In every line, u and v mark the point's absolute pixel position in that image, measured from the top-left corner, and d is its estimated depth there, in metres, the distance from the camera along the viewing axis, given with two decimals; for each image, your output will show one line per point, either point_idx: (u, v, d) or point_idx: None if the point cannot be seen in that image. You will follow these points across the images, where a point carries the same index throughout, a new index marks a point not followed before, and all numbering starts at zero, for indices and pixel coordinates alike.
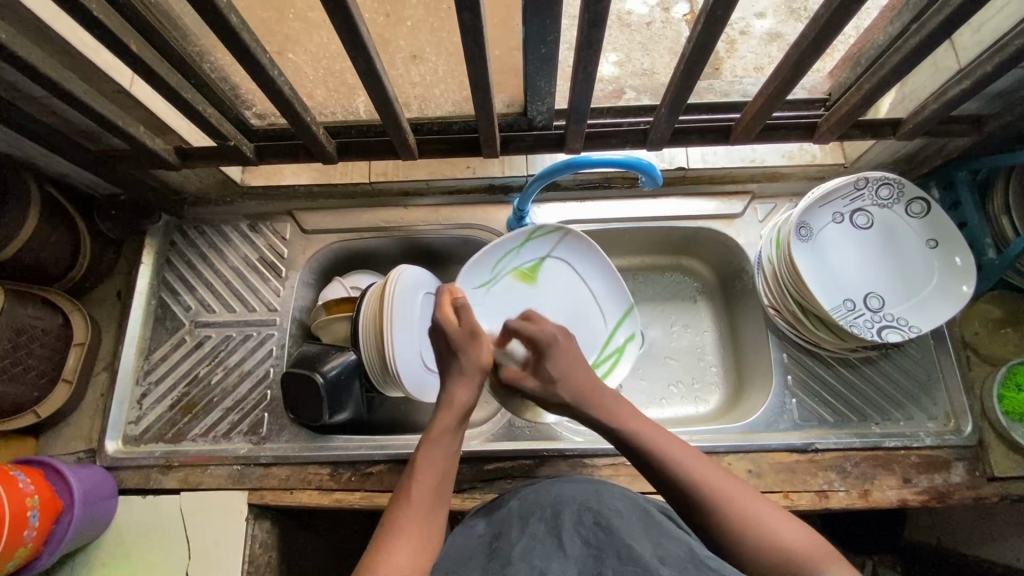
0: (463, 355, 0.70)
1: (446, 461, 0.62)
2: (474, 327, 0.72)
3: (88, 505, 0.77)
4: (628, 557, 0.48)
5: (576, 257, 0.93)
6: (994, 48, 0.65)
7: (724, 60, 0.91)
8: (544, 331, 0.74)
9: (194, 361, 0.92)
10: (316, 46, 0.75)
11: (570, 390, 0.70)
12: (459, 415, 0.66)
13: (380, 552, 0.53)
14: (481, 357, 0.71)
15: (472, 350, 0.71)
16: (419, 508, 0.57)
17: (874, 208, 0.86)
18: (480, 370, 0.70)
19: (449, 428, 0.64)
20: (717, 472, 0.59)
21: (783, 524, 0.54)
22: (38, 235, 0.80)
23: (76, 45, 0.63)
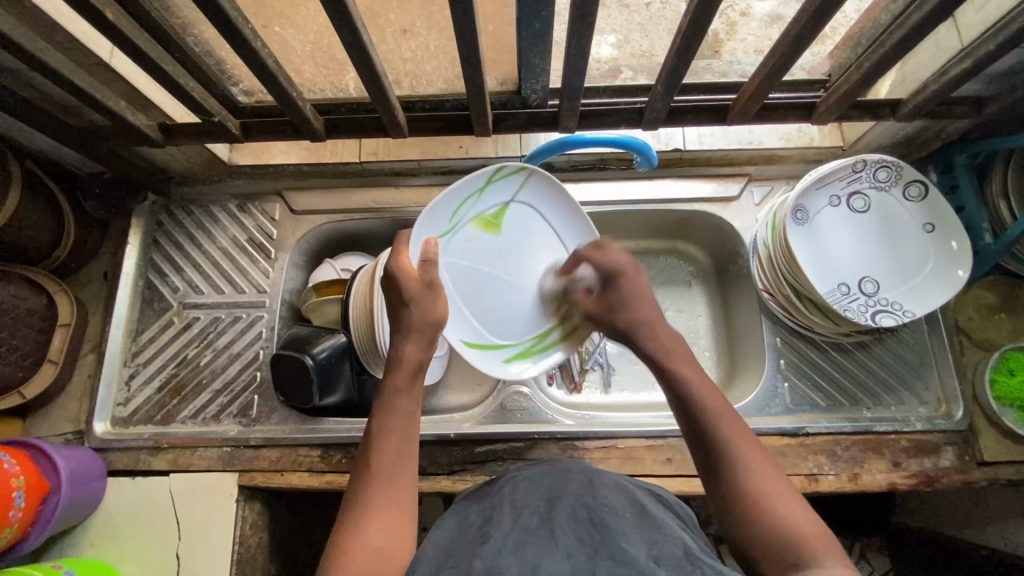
0: (417, 306, 0.66)
1: (403, 423, 0.61)
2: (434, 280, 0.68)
3: (75, 486, 0.77)
4: (621, 559, 0.48)
5: (541, 200, 0.84)
6: (997, 25, 0.63)
7: (724, 42, 0.87)
8: (621, 259, 0.71)
9: (182, 342, 0.91)
10: (302, 19, 0.70)
11: (628, 316, 0.68)
12: (409, 374, 0.64)
13: (354, 531, 0.54)
14: (435, 311, 0.67)
15: (429, 308, 0.67)
16: (383, 478, 0.57)
17: (871, 190, 0.85)
18: (432, 326, 0.66)
19: (402, 390, 0.63)
20: (750, 441, 0.56)
21: (793, 506, 0.52)
22: (20, 213, 0.79)
23: (52, 14, 0.61)
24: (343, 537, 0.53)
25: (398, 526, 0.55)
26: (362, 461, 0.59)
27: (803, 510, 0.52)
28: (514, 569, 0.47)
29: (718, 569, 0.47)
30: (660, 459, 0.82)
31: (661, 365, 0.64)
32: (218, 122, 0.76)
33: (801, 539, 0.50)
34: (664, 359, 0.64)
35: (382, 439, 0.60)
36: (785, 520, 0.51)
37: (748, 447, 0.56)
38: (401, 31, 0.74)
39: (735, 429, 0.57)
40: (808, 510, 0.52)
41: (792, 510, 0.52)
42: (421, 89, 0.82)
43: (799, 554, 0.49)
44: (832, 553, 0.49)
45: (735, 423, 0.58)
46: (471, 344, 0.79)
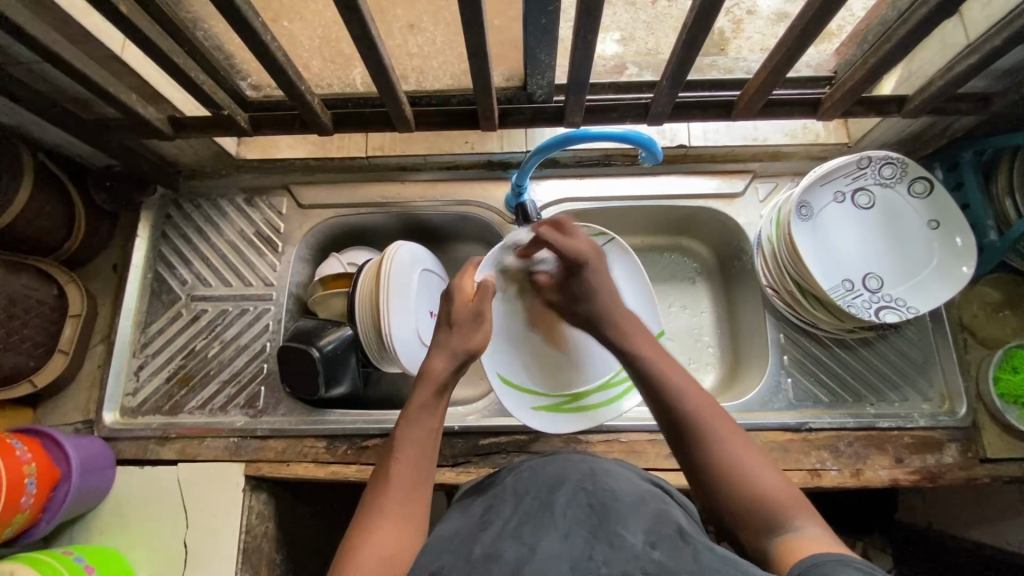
0: (456, 330, 0.71)
1: (426, 438, 0.62)
2: (482, 311, 0.72)
3: (85, 474, 0.78)
4: (618, 542, 0.48)
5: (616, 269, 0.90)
6: (1003, 21, 0.64)
7: (730, 40, 0.86)
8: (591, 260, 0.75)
9: (190, 335, 0.92)
10: (312, 14, 0.72)
11: (591, 309, 0.74)
12: (435, 390, 0.66)
13: (363, 533, 0.54)
14: (470, 341, 0.70)
15: (468, 337, 0.71)
16: (399, 488, 0.58)
17: (876, 187, 0.85)
18: (464, 352, 0.69)
19: (425, 405, 0.64)
20: (718, 411, 0.59)
21: (762, 470, 0.55)
22: (33, 205, 0.80)
23: (65, 7, 0.62)
24: (355, 539, 0.54)
25: (408, 535, 0.55)
26: (381, 470, 0.60)
27: (771, 473, 0.55)
28: (511, 554, 0.48)
29: (709, 544, 0.48)
30: (663, 453, 0.83)
31: (627, 352, 0.67)
32: (227, 116, 0.77)
33: (774, 500, 0.53)
34: (630, 348, 0.68)
35: (402, 449, 0.61)
36: (757, 484, 0.54)
37: (715, 415, 0.58)
38: (408, 27, 0.74)
39: (699, 397, 0.60)
40: (777, 474, 0.55)
41: (760, 472, 0.55)
42: (428, 84, 0.82)
43: (772, 515, 0.52)
44: (803, 511, 0.52)
45: (700, 393, 0.61)
46: (504, 378, 0.84)
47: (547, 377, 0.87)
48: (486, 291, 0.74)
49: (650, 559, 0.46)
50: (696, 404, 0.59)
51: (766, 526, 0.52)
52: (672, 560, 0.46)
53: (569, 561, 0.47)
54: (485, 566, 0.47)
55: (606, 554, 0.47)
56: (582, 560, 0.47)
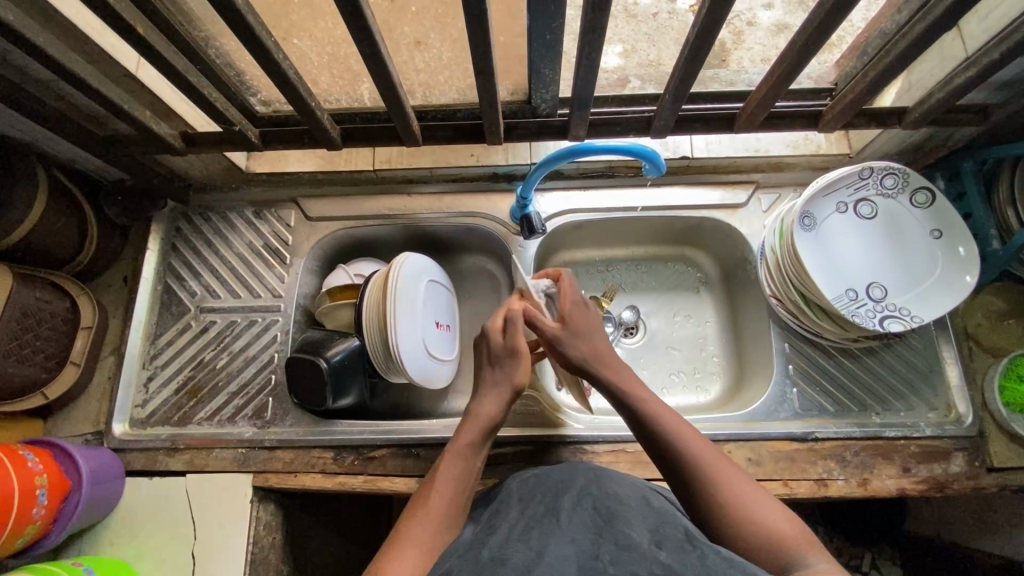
0: (501, 369, 0.69)
1: (466, 478, 0.62)
2: (513, 345, 0.69)
3: (95, 485, 0.79)
4: (624, 544, 0.49)
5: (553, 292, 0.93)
6: (1001, 35, 0.65)
7: (731, 51, 0.90)
8: (575, 313, 0.71)
9: (199, 346, 0.93)
10: (321, 33, 0.72)
11: (591, 349, 0.70)
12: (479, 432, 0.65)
13: (391, 556, 0.54)
14: (517, 377, 0.69)
15: (512, 372, 0.69)
16: (433, 515, 0.58)
17: (878, 198, 0.85)
18: (513, 389, 0.68)
19: (472, 443, 0.65)
20: (719, 458, 0.61)
21: (773, 512, 0.56)
22: (46, 219, 0.81)
23: (82, 27, 0.63)
24: (383, 559, 0.54)
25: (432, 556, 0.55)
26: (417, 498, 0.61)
27: (776, 513, 0.55)
28: (519, 555, 0.49)
29: (715, 546, 0.48)
30: None
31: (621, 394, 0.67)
32: (239, 131, 0.78)
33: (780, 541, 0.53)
34: (625, 386, 0.67)
35: (442, 480, 0.61)
36: (771, 524, 0.54)
37: (721, 462, 0.60)
38: (414, 43, 0.75)
39: (696, 441, 0.62)
40: (785, 513, 0.56)
41: (766, 513, 0.55)
42: (434, 98, 0.84)
43: (783, 555, 0.52)
44: (815, 549, 0.52)
45: (696, 436, 0.63)
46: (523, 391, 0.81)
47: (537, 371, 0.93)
48: (512, 322, 0.71)
49: (656, 559, 0.47)
50: (694, 447, 0.61)
51: (777, 563, 0.52)
52: (678, 560, 0.47)
53: (577, 562, 0.47)
54: (493, 565, 0.48)
55: (613, 556, 0.48)
56: (590, 562, 0.48)
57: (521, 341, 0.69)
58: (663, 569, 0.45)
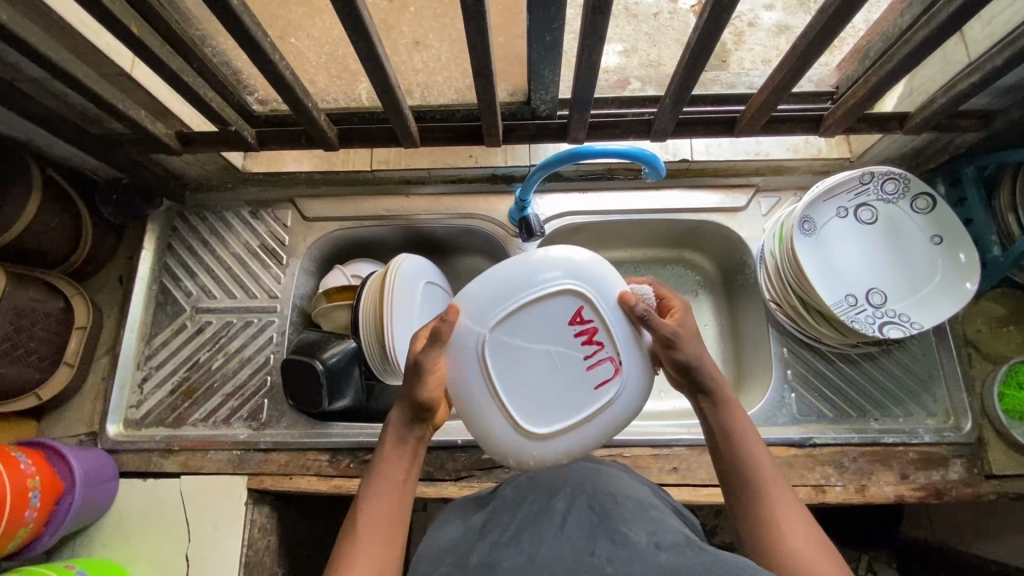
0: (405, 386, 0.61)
1: (391, 492, 0.59)
2: (421, 361, 0.61)
3: (89, 487, 0.78)
4: (621, 543, 0.48)
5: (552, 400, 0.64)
6: (1005, 41, 0.64)
7: (732, 52, 0.90)
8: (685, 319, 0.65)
9: (194, 347, 0.92)
10: (317, 31, 0.72)
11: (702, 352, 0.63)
12: (398, 439, 0.62)
13: None
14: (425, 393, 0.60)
15: (413, 388, 0.61)
16: (370, 545, 0.55)
17: (878, 202, 0.85)
18: (418, 404, 0.61)
19: (393, 456, 0.61)
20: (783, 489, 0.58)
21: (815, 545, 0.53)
22: (40, 218, 0.80)
23: (77, 27, 0.63)
24: None
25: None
26: (348, 527, 0.57)
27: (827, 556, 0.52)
28: (512, 559, 0.49)
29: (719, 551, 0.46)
30: (666, 468, 0.82)
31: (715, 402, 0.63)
32: (235, 131, 0.77)
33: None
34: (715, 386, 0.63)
35: (372, 495, 0.59)
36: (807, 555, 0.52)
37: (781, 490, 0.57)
38: (412, 44, 0.75)
39: (769, 464, 0.59)
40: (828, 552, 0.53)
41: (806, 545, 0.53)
42: (433, 99, 0.83)
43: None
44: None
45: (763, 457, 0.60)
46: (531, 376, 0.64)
47: (536, 409, 0.64)
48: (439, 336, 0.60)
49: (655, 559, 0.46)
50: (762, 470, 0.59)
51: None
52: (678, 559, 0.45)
53: (571, 563, 0.47)
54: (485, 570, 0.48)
55: (609, 556, 0.47)
56: (585, 561, 0.47)
57: (429, 358, 0.60)
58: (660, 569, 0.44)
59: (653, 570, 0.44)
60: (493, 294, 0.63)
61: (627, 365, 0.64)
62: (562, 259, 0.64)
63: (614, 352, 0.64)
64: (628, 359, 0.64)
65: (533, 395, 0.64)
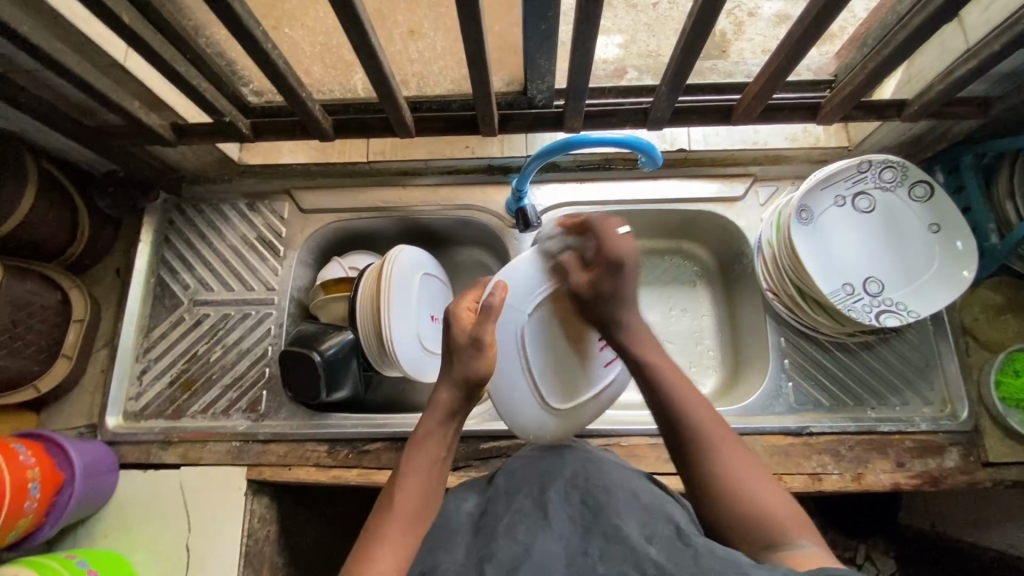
0: (458, 360, 0.66)
1: (430, 465, 0.62)
2: (479, 335, 0.66)
3: (89, 478, 0.79)
4: (614, 537, 0.49)
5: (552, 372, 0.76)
6: (1002, 26, 0.64)
7: (732, 41, 0.88)
8: (624, 245, 0.72)
9: (192, 338, 0.92)
10: (312, 21, 0.72)
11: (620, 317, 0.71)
12: (444, 415, 0.66)
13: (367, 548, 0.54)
14: (474, 367, 0.66)
15: (471, 363, 0.66)
16: (407, 510, 0.58)
17: (876, 190, 0.85)
18: (469, 380, 0.66)
19: (432, 431, 0.64)
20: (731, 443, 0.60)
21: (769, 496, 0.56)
22: (36, 211, 0.80)
23: (68, 17, 0.62)
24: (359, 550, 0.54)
25: (414, 551, 0.55)
26: (386, 495, 0.60)
27: (779, 494, 0.56)
28: (506, 552, 0.49)
29: (709, 545, 0.47)
30: (663, 457, 0.82)
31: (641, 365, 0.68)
32: (230, 122, 0.77)
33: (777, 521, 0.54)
34: (647, 359, 0.68)
35: (413, 465, 0.62)
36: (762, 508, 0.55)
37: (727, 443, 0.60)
38: (408, 32, 0.74)
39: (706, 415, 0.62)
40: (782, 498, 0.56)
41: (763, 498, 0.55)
42: (428, 89, 0.83)
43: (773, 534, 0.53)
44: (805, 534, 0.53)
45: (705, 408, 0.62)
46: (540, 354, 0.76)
47: (566, 387, 0.77)
48: (492, 309, 0.67)
49: (647, 557, 0.47)
50: (702, 417, 0.61)
51: (766, 542, 0.53)
52: (670, 559, 0.46)
53: (566, 560, 0.48)
54: (483, 565, 0.49)
55: (602, 553, 0.48)
56: (578, 559, 0.49)
57: (487, 333, 0.66)
58: (653, 569, 0.45)
59: (646, 569, 0.46)
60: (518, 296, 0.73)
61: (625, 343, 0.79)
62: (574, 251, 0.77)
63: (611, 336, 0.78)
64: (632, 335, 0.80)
65: (556, 373, 0.77)
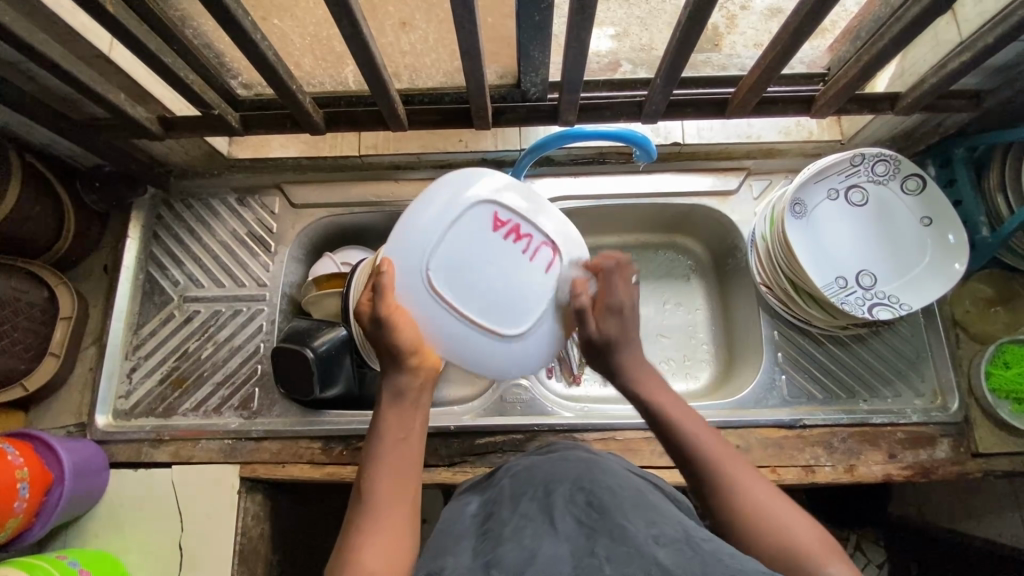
0: (380, 343, 0.61)
1: (398, 446, 0.59)
2: (377, 313, 0.60)
3: (78, 478, 0.77)
4: (619, 538, 0.48)
5: (502, 311, 0.64)
6: (995, 19, 0.64)
7: (724, 35, 0.86)
8: (622, 290, 0.68)
9: (183, 335, 0.91)
10: (302, 11, 0.70)
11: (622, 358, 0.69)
12: (393, 396, 0.61)
13: (349, 546, 0.53)
14: (399, 342, 0.60)
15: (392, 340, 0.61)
16: (383, 501, 0.56)
17: (869, 184, 0.85)
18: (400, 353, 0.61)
19: (392, 408, 0.61)
20: (740, 465, 0.58)
21: (792, 519, 0.53)
22: (20, 206, 0.79)
23: (51, 8, 0.61)
24: (343, 546, 0.53)
25: (399, 543, 0.53)
26: (359, 489, 0.58)
27: (798, 519, 0.53)
28: (512, 555, 0.48)
29: (717, 553, 0.45)
30: (658, 451, 0.83)
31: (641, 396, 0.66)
32: (219, 116, 0.76)
33: (803, 548, 0.51)
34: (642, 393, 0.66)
35: (380, 451, 0.59)
36: (788, 533, 0.52)
37: (738, 466, 0.58)
38: (399, 24, 0.73)
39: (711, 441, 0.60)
40: (804, 521, 0.53)
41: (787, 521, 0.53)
42: (420, 82, 0.82)
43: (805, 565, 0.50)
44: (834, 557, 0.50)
45: (709, 434, 0.61)
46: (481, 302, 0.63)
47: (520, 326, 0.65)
48: (382, 286, 0.60)
49: (653, 557, 0.45)
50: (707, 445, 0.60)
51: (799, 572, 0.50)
52: (675, 558, 0.45)
53: (571, 560, 0.47)
54: (487, 568, 0.47)
55: (608, 553, 0.46)
56: (584, 560, 0.46)
57: (385, 308, 0.60)
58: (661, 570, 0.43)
59: (652, 569, 0.44)
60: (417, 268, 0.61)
61: (555, 233, 0.65)
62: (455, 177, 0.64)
63: (543, 236, 0.64)
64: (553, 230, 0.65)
65: (507, 314, 0.64)
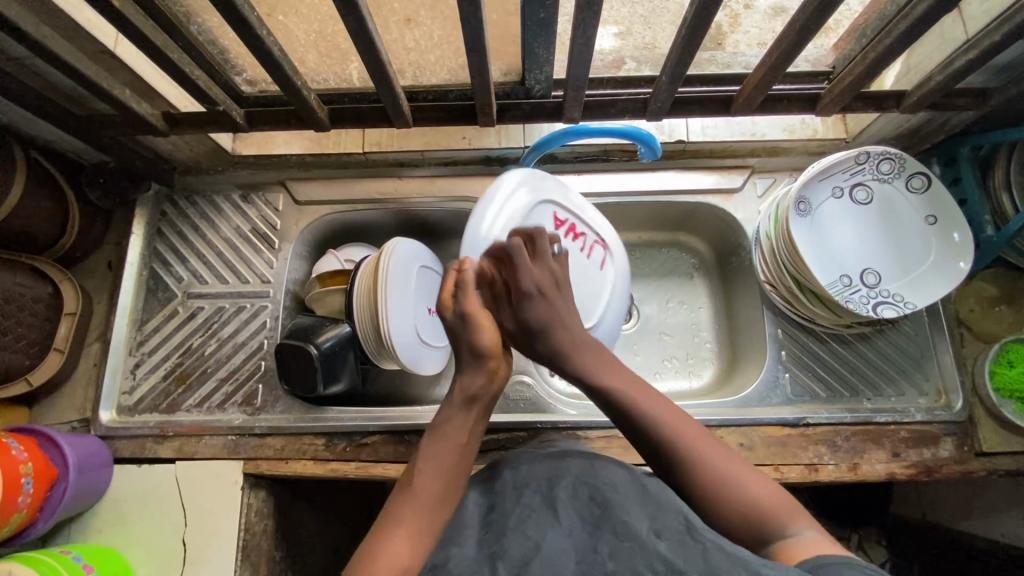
0: (460, 338, 0.64)
1: (450, 452, 0.60)
2: (465, 309, 0.64)
3: (83, 473, 0.77)
4: (623, 533, 0.49)
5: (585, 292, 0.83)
6: (1003, 16, 0.63)
7: (727, 34, 0.87)
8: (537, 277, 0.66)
9: (187, 332, 0.91)
10: (307, 8, 0.73)
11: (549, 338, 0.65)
12: (461, 399, 0.63)
13: (381, 535, 0.53)
14: (479, 339, 0.63)
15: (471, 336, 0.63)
16: (426, 500, 0.56)
17: (874, 182, 0.85)
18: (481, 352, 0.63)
19: (453, 414, 0.62)
20: (696, 433, 0.58)
21: (752, 483, 0.55)
22: (25, 202, 0.79)
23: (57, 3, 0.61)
24: (376, 533, 0.54)
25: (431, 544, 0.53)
26: (405, 482, 0.58)
27: (758, 481, 0.55)
28: (516, 549, 0.48)
29: (718, 542, 0.47)
30: None
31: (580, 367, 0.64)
32: (223, 112, 0.76)
33: (765, 512, 0.53)
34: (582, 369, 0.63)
35: (433, 453, 0.59)
36: (750, 499, 0.54)
37: (696, 436, 0.58)
38: (404, 20, 0.75)
39: (666, 413, 0.59)
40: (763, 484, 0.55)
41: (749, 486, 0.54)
42: (424, 79, 0.82)
43: (770, 528, 0.52)
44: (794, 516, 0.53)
45: (662, 406, 0.60)
46: None
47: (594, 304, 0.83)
48: (463, 284, 0.65)
49: (657, 552, 0.46)
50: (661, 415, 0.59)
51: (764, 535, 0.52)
52: (679, 553, 0.46)
53: (576, 557, 0.47)
54: (493, 563, 0.48)
55: (613, 549, 0.47)
56: (588, 556, 0.48)
57: (471, 304, 0.64)
58: (665, 566, 0.45)
59: (657, 565, 0.45)
60: (488, 256, 0.69)
61: (602, 231, 0.85)
62: (512, 187, 0.76)
63: (596, 235, 0.85)
64: (602, 229, 0.85)
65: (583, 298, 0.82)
